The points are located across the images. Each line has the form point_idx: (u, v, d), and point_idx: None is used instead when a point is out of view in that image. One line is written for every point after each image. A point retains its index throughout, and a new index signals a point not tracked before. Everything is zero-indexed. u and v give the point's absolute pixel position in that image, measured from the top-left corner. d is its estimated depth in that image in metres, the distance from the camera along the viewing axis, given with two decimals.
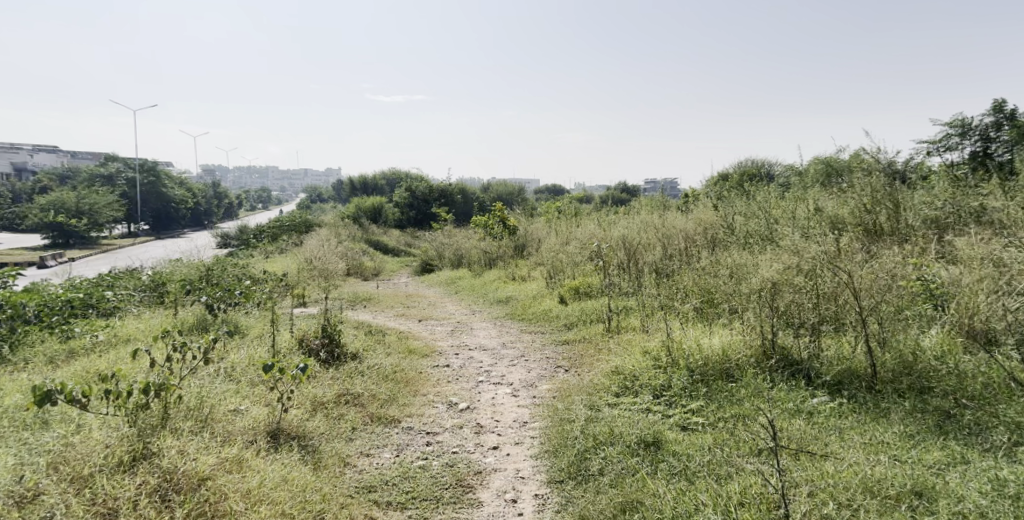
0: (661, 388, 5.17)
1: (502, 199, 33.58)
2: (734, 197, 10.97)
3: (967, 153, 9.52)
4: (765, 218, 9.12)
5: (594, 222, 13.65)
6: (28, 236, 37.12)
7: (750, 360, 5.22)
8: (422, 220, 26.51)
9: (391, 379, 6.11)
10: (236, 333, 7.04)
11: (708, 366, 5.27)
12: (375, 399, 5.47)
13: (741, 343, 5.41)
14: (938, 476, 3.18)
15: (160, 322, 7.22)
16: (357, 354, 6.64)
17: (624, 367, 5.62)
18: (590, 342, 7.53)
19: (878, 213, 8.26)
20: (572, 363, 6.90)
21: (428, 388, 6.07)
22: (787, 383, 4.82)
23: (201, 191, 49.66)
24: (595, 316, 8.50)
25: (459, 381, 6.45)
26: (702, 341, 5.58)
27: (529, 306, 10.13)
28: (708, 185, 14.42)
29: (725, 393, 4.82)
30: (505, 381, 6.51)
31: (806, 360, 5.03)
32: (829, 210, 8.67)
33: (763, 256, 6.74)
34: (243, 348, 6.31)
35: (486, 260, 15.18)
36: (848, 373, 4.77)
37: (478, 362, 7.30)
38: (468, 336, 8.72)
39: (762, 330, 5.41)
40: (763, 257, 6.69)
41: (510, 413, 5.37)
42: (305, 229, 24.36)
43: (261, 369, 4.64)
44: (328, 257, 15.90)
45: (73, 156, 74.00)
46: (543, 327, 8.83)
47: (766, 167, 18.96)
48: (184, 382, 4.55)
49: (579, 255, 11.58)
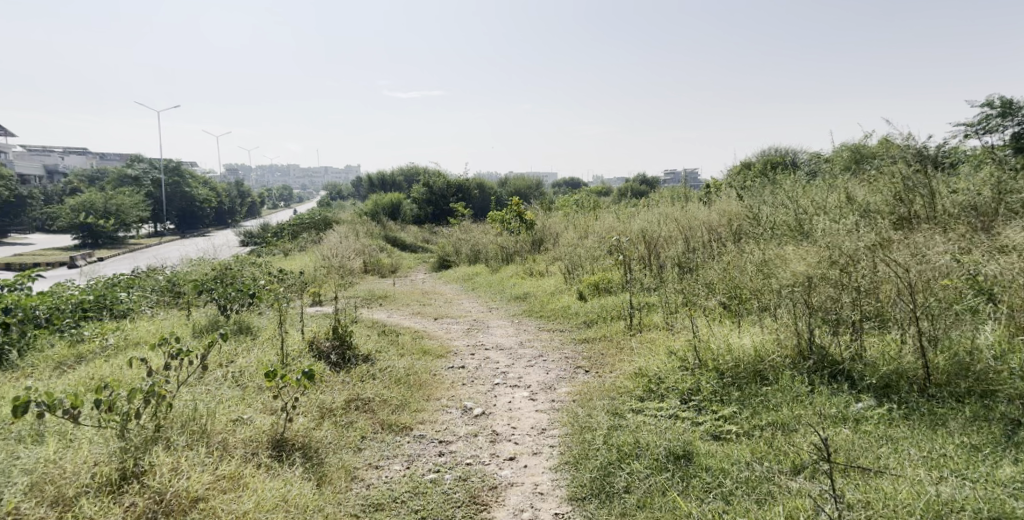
0: (689, 392, 4.85)
1: (519, 193, 33.19)
2: (759, 185, 10.54)
3: (1008, 136, 9.00)
4: (792, 209, 8.72)
5: (613, 215, 13.29)
6: (58, 236, 37.74)
7: (785, 361, 4.88)
8: (439, 216, 26.30)
9: (404, 383, 5.87)
10: (247, 335, 6.83)
11: (740, 367, 4.95)
12: (387, 404, 5.21)
13: (774, 342, 5.08)
14: (1013, 498, 2.82)
15: (171, 324, 7.04)
16: (369, 356, 6.40)
17: (649, 368, 5.31)
18: (611, 340, 7.21)
19: (914, 199, 7.84)
20: (592, 364, 6.58)
21: (442, 392, 5.81)
22: (827, 386, 4.50)
23: (224, 191, 50.18)
24: (616, 313, 8.19)
25: (474, 384, 6.18)
26: (732, 341, 5.25)
27: (547, 303, 9.82)
28: (730, 175, 14.00)
29: (759, 399, 4.50)
30: (523, 383, 6.22)
31: (847, 361, 4.69)
32: (861, 199, 8.26)
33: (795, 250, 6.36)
34: (253, 351, 6.09)
35: (503, 254, 14.90)
36: (896, 374, 4.43)
37: (495, 363, 7.03)
38: (485, 336, 8.42)
39: (797, 328, 5.06)
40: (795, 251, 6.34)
41: (527, 419, 5.08)
42: (323, 225, 24.29)
43: (262, 374, 4.37)
44: (344, 255, 15.72)
45: (101, 156, 75.39)
46: (562, 325, 8.51)
47: (789, 155, 18.31)
48: (184, 391, 4.32)
49: (598, 250, 11.24)
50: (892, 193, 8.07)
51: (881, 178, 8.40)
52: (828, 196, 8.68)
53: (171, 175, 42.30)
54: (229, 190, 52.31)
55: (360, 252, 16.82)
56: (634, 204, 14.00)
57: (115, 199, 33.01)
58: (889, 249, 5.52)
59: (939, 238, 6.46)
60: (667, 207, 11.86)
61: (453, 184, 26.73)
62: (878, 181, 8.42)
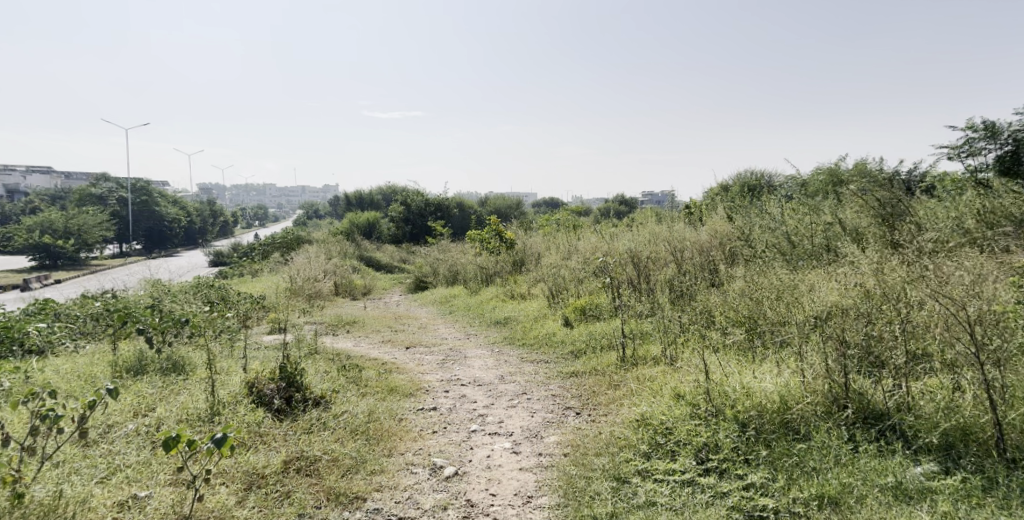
0: (706, 449, 4.00)
1: (497, 212, 32.24)
2: (747, 205, 9.88)
3: (992, 159, 8.68)
4: (785, 229, 8.07)
5: (595, 234, 12.49)
6: (16, 257, 35.79)
7: (816, 412, 4.05)
8: (417, 235, 25.26)
9: (362, 434, 4.91)
10: (179, 377, 5.82)
11: (763, 417, 4.11)
12: (336, 465, 4.26)
13: (802, 386, 4.23)
14: None
15: (89, 367, 5.99)
16: (321, 399, 5.43)
17: (654, 415, 4.49)
18: (603, 375, 6.34)
19: (903, 221, 7.29)
20: (585, 405, 5.67)
21: (408, 444, 4.88)
22: (875, 446, 3.69)
23: (195, 210, 48.70)
24: (606, 342, 7.34)
25: (445, 431, 5.25)
26: (751, 383, 4.41)
27: (529, 329, 8.92)
28: (710, 196, 13.39)
29: (794, 463, 3.68)
30: (504, 430, 5.30)
31: (894, 413, 3.86)
32: (849, 222, 7.66)
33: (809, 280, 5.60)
34: (180, 399, 5.10)
35: (482, 275, 14.03)
36: (960, 431, 3.62)
37: (471, 402, 6.11)
38: (460, 368, 7.47)
39: (829, 367, 4.20)
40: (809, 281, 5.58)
41: (511, 482, 4.17)
42: (294, 244, 23.14)
43: (163, 441, 3.26)
44: (312, 277, 14.67)
45: (68, 174, 73.34)
46: (546, 356, 7.57)
47: (766, 177, 17.73)
48: (53, 477, 3.47)
49: (582, 271, 10.44)
50: (882, 216, 7.48)
51: (870, 200, 7.81)
52: (821, 215, 7.99)
53: (138, 194, 40.71)
54: (201, 209, 50.70)
55: (329, 273, 15.76)
56: (616, 224, 13.22)
57: (77, 219, 31.44)
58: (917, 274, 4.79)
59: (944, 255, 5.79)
60: (654, 227, 11.06)
61: (430, 203, 25.77)
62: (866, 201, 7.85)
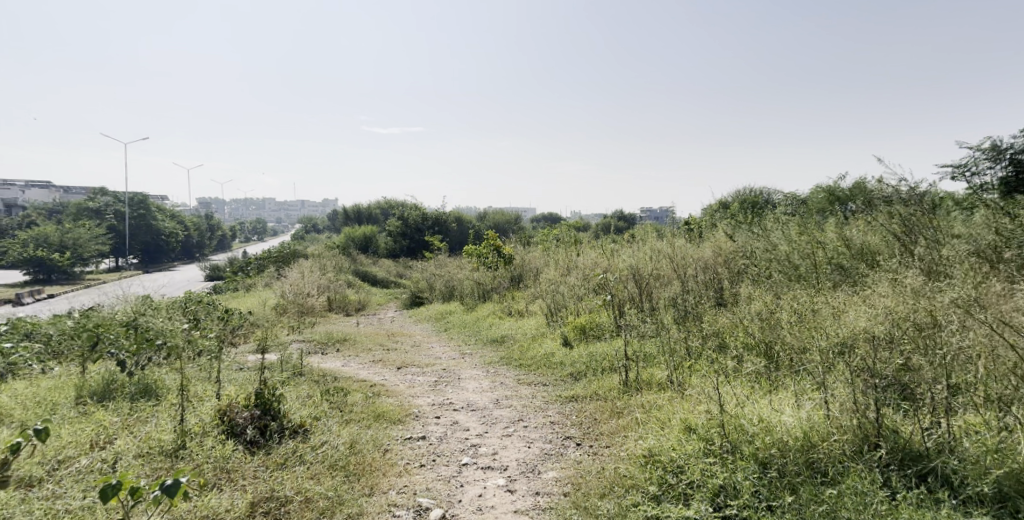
0: (723, 493, 3.61)
1: (495, 227, 31.84)
2: (750, 222, 9.52)
3: (995, 180, 8.38)
4: (792, 248, 7.69)
5: (595, 250, 12.08)
6: (10, 271, 35.33)
7: (845, 450, 3.61)
8: (415, 249, 24.82)
9: (341, 469, 4.49)
10: (148, 403, 5.41)
11: (786, 455, 3.69)
12: (309, 509, 3.93)
13: (828, 421, 3.80)
14: None
15: (53, 393, 5.58)
16: (299, 428, 5.00)
17: (663, 452, 4.09)
18: (605, 400, 5.92)
19: (915, 238, 6.87)
20: (585, 435, 5.24)
21: (391, 479, 4.46)
22: (916, 494, 3.26)
23: (192, 224, 48.36)
24: (607, 364, 6.92)
25: (433, 464, 4.82)
26: (771, 417, 4.00)
27: (526, 349, 8.47)
28: (709, 213, 12.99)
29: (823, 512, 3.29)
30: (498, 462, 4.88)
31: (936, 454, 3.42)
32: (858, 241, 7.26)
33: (827, 307, 5.19)
34: (145, 428, 4.70)
35: (479, 291, 13.60)
36: (1015, 479, 3.17)
37: (464, 430, 5.68)
38: (453, 391, 7.04)
39: (857, 400, 3.77)
40: (826, 310, 5.18)
41: None
42: (289, 258, 22.75)
43: (101, 489, 2.87)
44: (304, 292, 14.24)
45: (66, 187, 73.08)
46: (545, 378, 7.12)
47: (764, 193, 17.33)
48: None
49: (582, 288, 10.05)
50: (893, 232, 7.06)
51: (876, 217, 7.41)
52: (827, 234, 7.60)
53: (135, 208, 40.31)
54: (199, 222, 50.24)
55: (323, 289, 15.34)
56: (616, 240, 12.80)
57: (72, 233, 30.99)
58: (947, 301, 4.38)
59: (963, 277, 5.38)
60: (655, 243, 10.64)
61: (427, 217, 25.38)
62: (872, 219, 7.45)
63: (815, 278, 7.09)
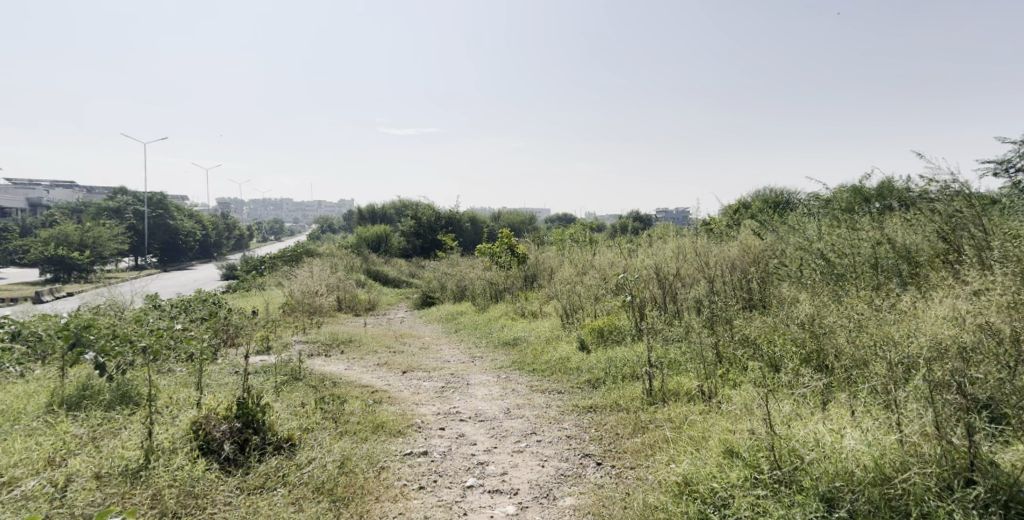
0: None
1: (509, 226, 31.25)
2: (778, 221, 8.83)
3: None
4: (830, 245, 6.98)
5: (614, 250, 11.42)
6: (28, 270, 35.34)
7: (931, 486, 2.99)
8: (427, 249, 24.27)
9: (329, 493, 3.92)
10: (122, 411, 4.90)
11: (857, 489, 3.08)
12: None
13: (908, 449, 3.16)
14: None
15: (20, 401, 5.08)
16: (284, 443, 4.44)
17: (702, 482, 3.47)
18: (629, 412, 5.28)
19: (965, 237, 6.12)
20: (607, 453, 4.61)
21: (385, 507, 3.89)
22: None
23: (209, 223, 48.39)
24: (629, 370, 6.30)
25: (434, 486, 4.23)
26: (835, 441, 3.36)
27: (540, 353, 7.86)
28: (729, 213, 12.29)
29: None
30: (509, 484, 4.28)
31: None
32: (903, 239, 6.56)
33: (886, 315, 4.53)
34: (110, 443, 4.17)
35: (491, 291, 13.02)
36: None
37: (470, 444, 5.08)
38: (460, 399, 6.44)
39: (944, 425, 3.14)
40: (883, 318, 4.52)
41: None
42: (301, 256, 22.34)
43: None
44: (312, 291, 13.76)
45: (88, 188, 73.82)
46: (560, 386, 6.50)
47: (787, 192, 16.52)
48: None
49: (600, 288, 9.42)
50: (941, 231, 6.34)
51: (919, 215, 6.69)
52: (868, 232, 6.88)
53: (152, 208, 40.28)
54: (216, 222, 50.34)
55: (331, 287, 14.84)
56: (634, 240, 12.13)
57: (90, 232, 30.97)
58: None
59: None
60: (677, 242, 9.98)
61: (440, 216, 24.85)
62: (916, 216, 6.77)
63: (854, 282, 6.40)
